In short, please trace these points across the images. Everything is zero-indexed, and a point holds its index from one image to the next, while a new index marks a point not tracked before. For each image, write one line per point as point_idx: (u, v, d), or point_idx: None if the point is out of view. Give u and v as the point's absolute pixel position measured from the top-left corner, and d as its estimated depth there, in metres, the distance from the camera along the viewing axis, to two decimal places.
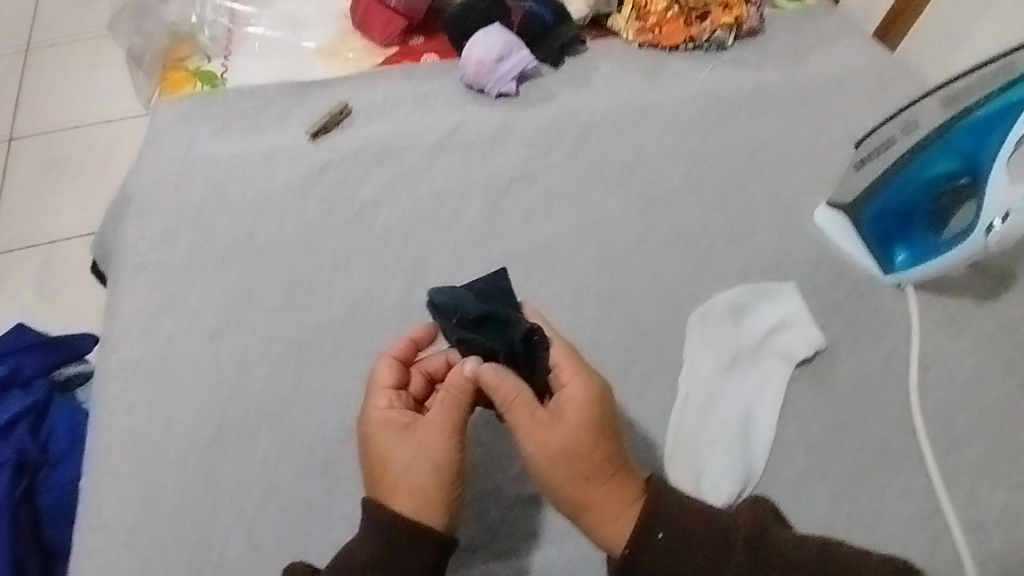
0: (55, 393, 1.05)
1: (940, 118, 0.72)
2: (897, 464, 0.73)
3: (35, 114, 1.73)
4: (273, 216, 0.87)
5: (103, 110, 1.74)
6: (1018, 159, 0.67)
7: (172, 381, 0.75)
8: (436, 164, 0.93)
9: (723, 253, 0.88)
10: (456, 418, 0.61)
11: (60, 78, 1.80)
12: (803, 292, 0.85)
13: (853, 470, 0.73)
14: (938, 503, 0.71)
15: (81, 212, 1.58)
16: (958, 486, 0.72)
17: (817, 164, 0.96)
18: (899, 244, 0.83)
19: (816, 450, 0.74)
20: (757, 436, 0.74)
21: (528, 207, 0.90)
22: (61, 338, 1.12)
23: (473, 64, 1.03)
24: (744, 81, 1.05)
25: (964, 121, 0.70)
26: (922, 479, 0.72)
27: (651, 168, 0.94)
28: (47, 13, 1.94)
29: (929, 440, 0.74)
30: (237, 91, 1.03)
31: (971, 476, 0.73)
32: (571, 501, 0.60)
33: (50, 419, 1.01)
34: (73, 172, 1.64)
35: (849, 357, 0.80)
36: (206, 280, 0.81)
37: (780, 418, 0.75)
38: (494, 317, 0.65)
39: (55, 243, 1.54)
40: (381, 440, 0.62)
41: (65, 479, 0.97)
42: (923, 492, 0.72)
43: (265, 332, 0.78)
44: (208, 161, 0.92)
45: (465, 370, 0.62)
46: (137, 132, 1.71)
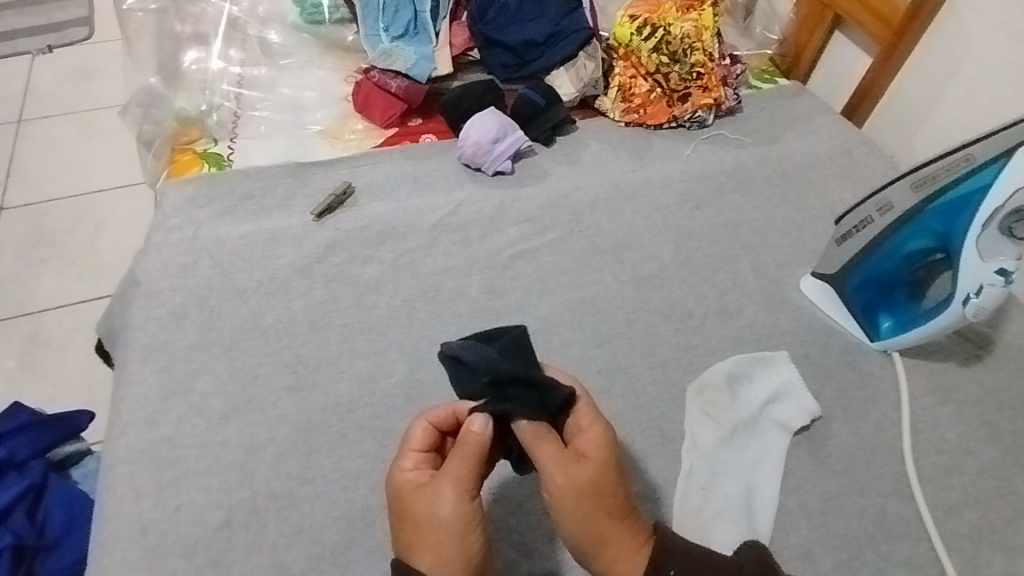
0: (50, 475, 1.03)
1: (912, 200, 0.77)
2: (899, 531, 0.75)
3: (30, 187, 1.75)
4: (282, 298, 0.90)
5: (98, 181, 1.77)
6: (988, 238, 0.71)
7: (179, 465, 0.75)
8: (437, 245, 0.98)
9: (717, 323, 0.91)
10: (471, 471, 0.61)
11: (54, 151, 1.84)
12: (797, 359, 0.88)
13: (858, 538, 0.74)
14: (944, 570, 0.72)
15: (67, 283, 1.58)
16: (960, 551, 0.74)
17: (798, 237, 1.02)
18: (883, 312, 0.87)
19: (821, 519, 0.75)
20: (762, 507, 0.75)
21: (527, 283, 0.94)
22: (55, 416, 1.10)
23: (471, 145, 1.08)
24: (722, 161, 1.13)
25: (933, 203, 0.75)
26: (925, 545, 0.74)
27: (642, 244, 1.00)
28: (42, 89, 1.99)
29: (928, 505, 0.76)
30: (244, 171, 1.07)
31: (971, 541, 0.74)
32: (590, 537, 0.61)
33: (48, 503, 0.99)
34: (66, 242, 1.65)
35: (845, 422, 0.82)
36: (216, 363, 0.83)
37: (783, 487, 0.77)
38: (522, 378, 0.64)
39: (45, 311, 1.53)
40: (405, 501, 0.62)
41: (67, 562, 0.95)
42: (928, 559, 0.73)
43: (273, 414, 0.79)
44: (217, 243, 0.95)
45: (474, 428, 0.61)
46: (131, 201, 1.74)
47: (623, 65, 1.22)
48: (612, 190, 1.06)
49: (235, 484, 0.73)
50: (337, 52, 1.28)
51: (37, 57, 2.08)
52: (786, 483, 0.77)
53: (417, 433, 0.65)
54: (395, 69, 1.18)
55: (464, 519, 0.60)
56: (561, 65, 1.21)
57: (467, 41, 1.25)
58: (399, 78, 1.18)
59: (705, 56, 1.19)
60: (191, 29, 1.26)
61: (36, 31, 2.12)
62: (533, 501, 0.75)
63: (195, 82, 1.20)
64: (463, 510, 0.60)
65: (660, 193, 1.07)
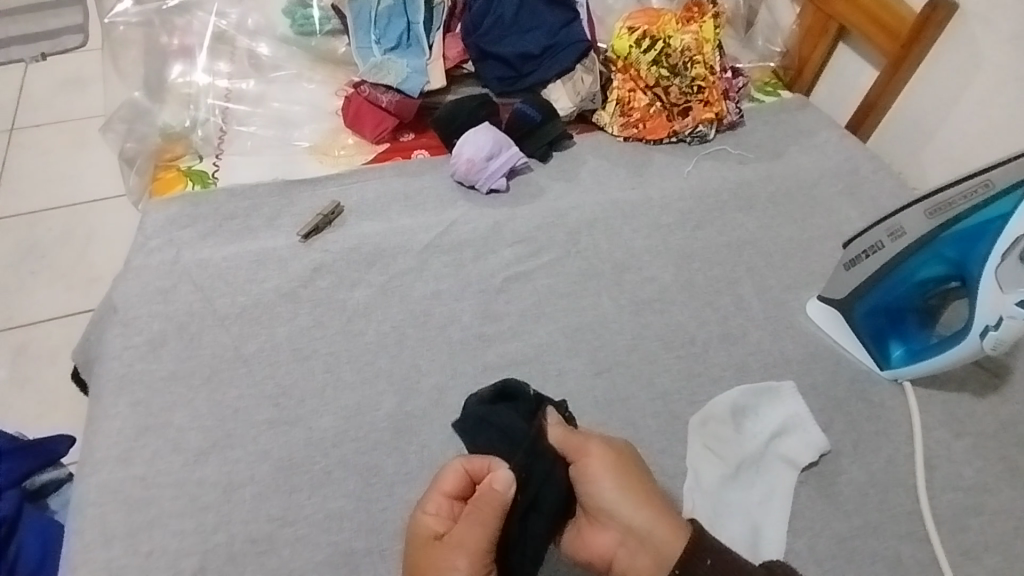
0: (22, 506, 0.99)
1: (925, 227, 0.73)
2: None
3: (18, 197, 1.71)
4: (266, 324, 0.86)
5: (88, 190, 1.73)
6: (1007, 268, 0.67)
7: (152, 507, 0.71)
8: (428, 266, 0.93)
9: (720, 349, 0.87)
10: (490, 535, 0.61)
11: (45, 160, 1.80)
12: (803, 390, 0.84)
13: None
14: None
15: (56, 297, 1.54)
16: None
17: (803, 258, 0.98)
18: (894, 340, 0.83)
19: (831, 563, 0.71)
20: (769, 551, 0.71)
21: (522, 308, 0.90)
22: (33, 441, 1.06)
23: (464, 163, 1.04)
24: (724, 178, 1.09)
25: (949, 230, 0.71)
26: None
27: (641, 266, 0.96)
28: (35, 97, 1.95)
29: (944, 549, 0.72)
30: (229, 189, 1.03)
31: None
32: (632, 510, 0.66)
33: (19, 536, 0.95)
34: (54, 253, 1.61)
35: (856, 457, 0.78)
36: (194, 396, 0.79)
37: (791, 529, 0.73)
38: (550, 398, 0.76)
39: (36, 324, 1.49)
40: (424, 559, 0.61)
41: None
42: None
43: (254, 450, 0.75)
44: (198, 265, 0.91)
45: (497, 485, 0.62)
46: (120, 210, 1.70)
47: (621, 77, 1.18)
48: (610, 210, 1.03)
49: (211, 528, 0.70)
50: (328, 64, 1.24)
51: (31, 64, 2.05)
52: (795, 524, 0.73)
53: (449, 477, 0.65)
54: (386, 82, 1.15)
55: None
56: (558, 78, 1.18)
57: (461, 54, 1.21)
58: (390, 93, 1.15)
59: (706, 70, 1.16)
60: (178, 41, 1.23)
61: (26, 38, 2.09)
62: None
63: (182, 96, 1.17)
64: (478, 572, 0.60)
65: (659, 211, 1.03)
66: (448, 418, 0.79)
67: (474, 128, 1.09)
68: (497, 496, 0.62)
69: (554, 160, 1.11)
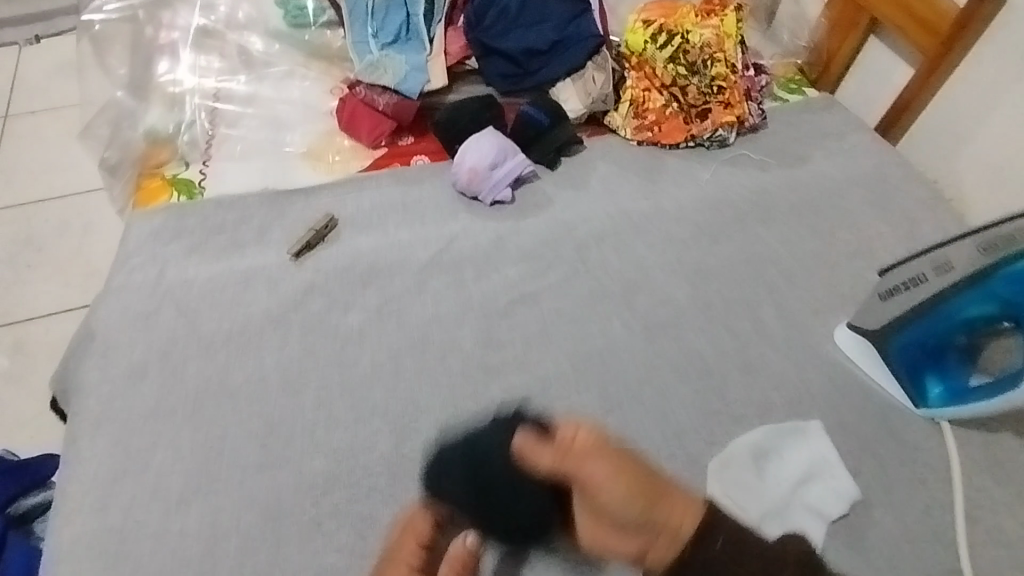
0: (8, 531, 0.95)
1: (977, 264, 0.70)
2: None
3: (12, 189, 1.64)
4: (252, 352, 0.80)
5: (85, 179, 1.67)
6: None
7: (130, 560, 0.66)
8: (427, 287, 0.87)
9: (741, 381, 0.81)
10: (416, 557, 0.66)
11: (40, 150, 1.73)
12: (831, 428, 0.78)
13: None
14: None
15: (48, 296, 1.47)
16: None
17: (831, 277, 0.91)
18: (931, 379, 0.77)
19: None
20: None
21: (528, 334, 0.83)
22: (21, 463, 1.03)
23: (466, 172, 0.97)
24: (745, 187, 1.01)
25: (1006, 269, 0.68)
26: None
27: (656, 287, 0.89)
28: (27, 83, 1.88)
29: None
30: (216, 200, 0.96)
31: None
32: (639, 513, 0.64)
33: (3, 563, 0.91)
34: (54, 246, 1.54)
35: (888, 506, 0.72)
36: (177, 435, 0.74)
37: None
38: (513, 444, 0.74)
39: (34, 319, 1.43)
40: None
41: None
42: None
43: (240, 496, 0.71)
44: (181, 286, 0.85)
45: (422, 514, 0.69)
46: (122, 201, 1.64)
47: (636, 75, 1.10)
48: (624, 222, 0.95)
49: None
50: (321, 59, 1.16)
51: (25, 47, 1.97)
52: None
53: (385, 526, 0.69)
54: (383, 83, 1.07)
55: None
56: (567, 76, 1.09)
57: (464, 49, 1.13)
58: (387, 94, 1.07)
59: (727, 68, 1.07)
60: (163, 34, 1.15)
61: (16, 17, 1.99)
62: None
63: (168, 96, 1.10)
64: None
65: (675, 223, 0.96)
66: (448, 459, 0.74)
67: (479, 134, 1.01)
68: (422, 528, 0.68)
69: (562, 166, 1.04)
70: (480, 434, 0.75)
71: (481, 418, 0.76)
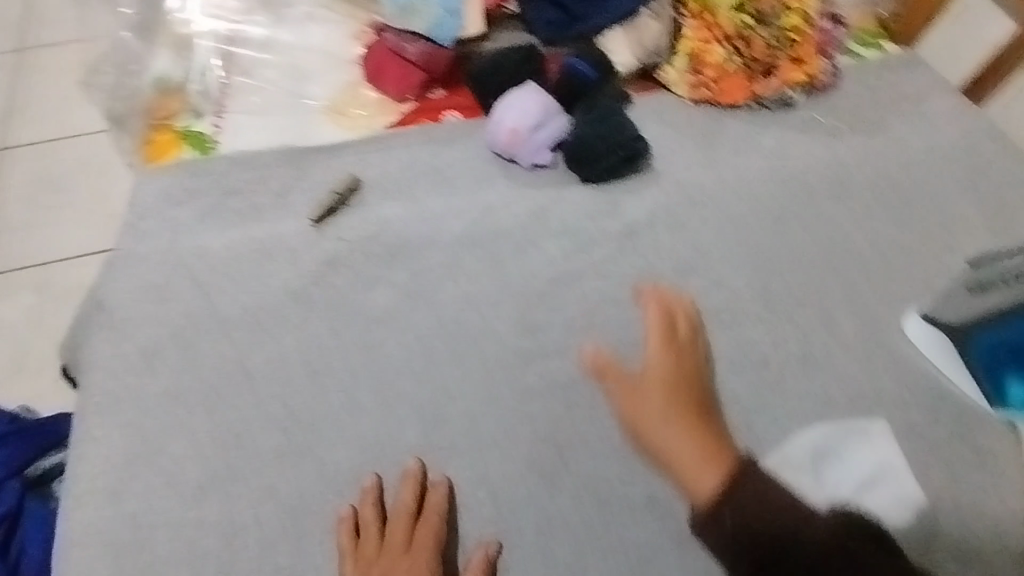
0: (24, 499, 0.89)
1: None
2: None
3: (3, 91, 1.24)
4: (271, 329, 0.74)
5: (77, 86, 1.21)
6: None
7: (146, 551, 0.62)
8: (459, 263, 0.80)
9: (799, 378, 0.74)
10: (435, 540, 0.63)
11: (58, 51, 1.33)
12: (896, 432, 0.72)
13: None
14: None
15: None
16: None
17: (906, 263, 0.82)
18: (1015, 382, 0.71)
19: None
20: None
21: (568, 317, 0.76)
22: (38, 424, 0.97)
23: (506, 132, 0.88)
24: (813, 155, 0.91)
25: None
26: None
27: (711, 268, 0.81)
28: None
29: None
30: (231, 158, 0.88)
31: None
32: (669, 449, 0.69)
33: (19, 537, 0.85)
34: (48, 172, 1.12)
35: (953, 516, 0.69)
36: (193, 418, 0.69)
37: None
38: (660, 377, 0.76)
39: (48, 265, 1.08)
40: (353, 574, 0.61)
41: None
42: None
43: (259, 486, 0.66)
44: (196, 255, 0.79)
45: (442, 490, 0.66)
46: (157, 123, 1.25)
47: (694, 24, 0.97)
48: (676, 195, 0.87)
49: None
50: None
51: None
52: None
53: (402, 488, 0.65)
54: (414, 28, 0.97)
55: None
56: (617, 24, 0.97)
57: None
58: (419, 42, 0.97)
59: (801, 19, 0.96)
60: None
61: None
62: None
63: (178, 37, 1.01)
64: None
65: (732, 199, 0.87)
66: (481, 453, 0.69)
67: (522, 87, 0.91)
68: (436, 503, 0.65)
69: None
70: (517, 426, 0.70)
71: (516, 409, 0.71)
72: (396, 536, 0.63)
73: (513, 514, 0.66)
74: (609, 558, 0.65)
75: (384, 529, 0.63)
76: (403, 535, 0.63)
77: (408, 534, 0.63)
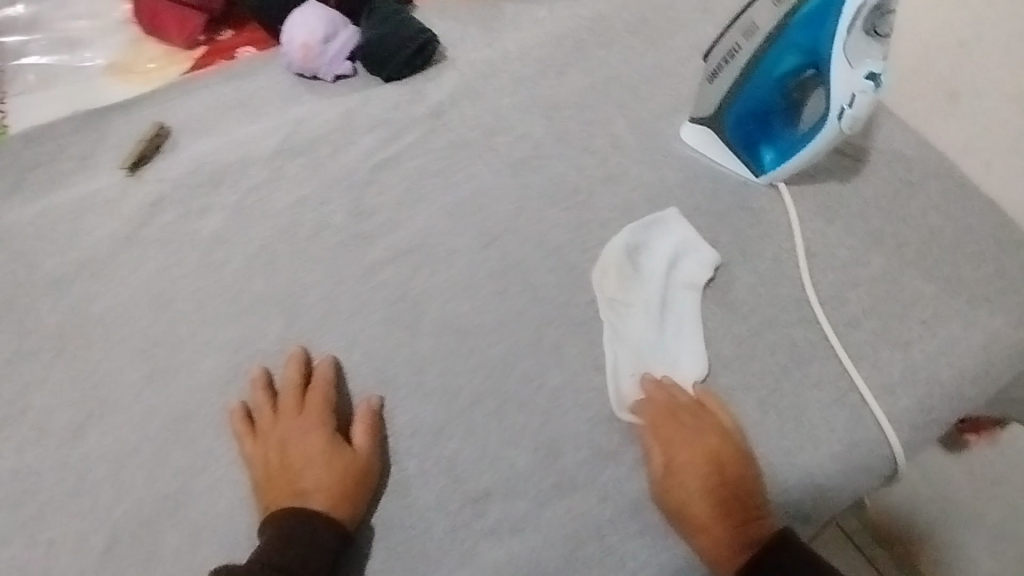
0: None
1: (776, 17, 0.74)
2: (807, 355, 0.77)
3: None
4: (109, 276, 0.75)
5: None
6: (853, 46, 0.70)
7: (39, 497, 0.64)
8: (283, 175, 0.84)
9: (605, 191, 0.85)
10: (326, 399, 0.68)
11: None
12: (688, 211, 0.84)
13: (771, 371, 0.76)
14: (850, 379, 0.76)
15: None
16: (864, 358, 0.77)
17: (671, 84, 0.95)
18: (764, 145, 0.85)
19: (733, 365, 0.76)
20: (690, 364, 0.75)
21: (396, 194, 0.83)
22: None
23: (299, 50, 0.92)
24: (581, 13, 1.02)
25: (797, 17, 0.72)
26: (831, 361, 0.77)
27: (513, 124, 0.90)
28: None
29: (828, 324, 0.78)
30: (21, 136, 0.86)
31: (872, 345, 0.77)
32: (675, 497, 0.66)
33: None
34: None
35: (750, 262, 0.82)
36: (50, 373, 0.69)
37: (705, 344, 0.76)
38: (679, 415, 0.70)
39: None
40: (257, 449, 0.66)
41: None
42: (834, 373, 0.76)
43: (137, 410, 0.68)
44: (10, 231, 0.78)
45: (326, 360, 0.71)
46: None
47: None
48: (470, 72, 0.95)
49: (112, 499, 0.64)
50: None
51: None
52: (703, 342, 0.76)
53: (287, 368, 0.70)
54: None
55: (322, 452, 0.65)
56: None
57: None
58: None
59: None
60: None
61: None
62: (451, 424, 0.70)
63: None
64: (319, 448, 0.65)
65: (520, 65, 0.96)
66: (343, 324, 0.74)
67: (291, 19, 0.93)
68: (322, 372, 0.70)
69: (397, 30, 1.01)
70: (370, 293, 0.76)
71: (366, 280, 0.77)
72: (280, 414, 0.67)
73: (385, 366, 0.73)
74: (478, 374, 0.73)
75: (267, 413, 0.67)
76: (285, 412, 0.67)
77: (291, 409, 0.68)
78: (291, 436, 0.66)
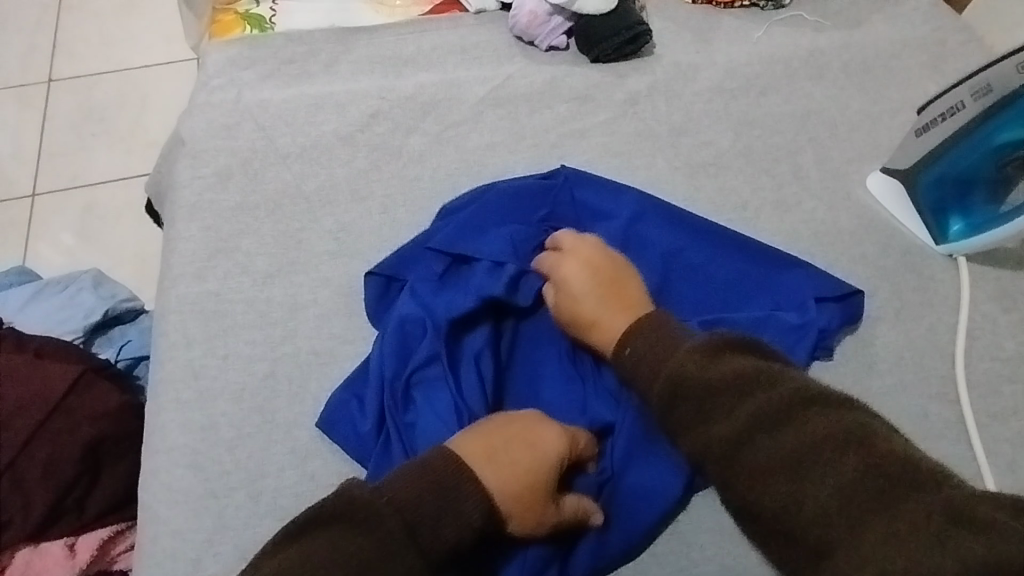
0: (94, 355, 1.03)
1: (976, 109, 0.76)
2: (922, 391, 0.76)
3: (70, 96, 1.62)
4: (323, 163, 0.89)
5: (138, 68, 1.65)
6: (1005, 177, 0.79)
7: (227, 317, 0.79)
8: (481, 119, 0.94)
9: (773, 215, 0.87)
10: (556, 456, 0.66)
11: (143, 59, 1.66)
12: (844, 252, 0.84)
13: (884, 401, 0.75)
14: (965, 436, 0.73)
15: (117, 161, 1.54)
16: (989, 433, 0.74)
17: (874, 130, 0.93)
18: (954, 213, 0.83)
19: (848, 384, 0.76)
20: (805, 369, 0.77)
21: (576, 162, 0.91)
22: (115, 290, 1.16)
23: (526, 15, 0.99)
24: (797, 45, 1.00)
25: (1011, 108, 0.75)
26: (943, 410, 0.75)
27: (701, 131, 0.94)
28: None
29: (966, 395, 0.75)
30: (285, 34, 1.01)
31: (1000, 422, 0.74)
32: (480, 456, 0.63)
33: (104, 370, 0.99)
34: (100, 123, 1.58)
35: (890, 292, 0.82)
36: (259, 224, 0.85)
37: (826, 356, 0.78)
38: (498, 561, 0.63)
39: (97, 186, 1.51)
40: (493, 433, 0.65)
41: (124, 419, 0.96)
42: (941, 422, 0.74)
43: (316, 275, 0.82)
44: (260, 106, 0.93)
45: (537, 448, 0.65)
46: (105, 161, 1.54)
47: None
48: (659, 66, 0.99)
49: (281, 339, 0.78)
50: None
51: None
52: None
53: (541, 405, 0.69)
54: None
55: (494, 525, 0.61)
56: None
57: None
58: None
59: None
60: None
61: None
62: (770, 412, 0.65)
63: None
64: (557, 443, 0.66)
65: (723, 75, 0.98)
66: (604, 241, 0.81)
67: None
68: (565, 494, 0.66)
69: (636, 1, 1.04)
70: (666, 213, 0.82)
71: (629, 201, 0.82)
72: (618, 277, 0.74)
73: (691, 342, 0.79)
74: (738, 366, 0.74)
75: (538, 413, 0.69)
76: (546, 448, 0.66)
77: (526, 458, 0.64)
78: (517, 488, 0.62)
